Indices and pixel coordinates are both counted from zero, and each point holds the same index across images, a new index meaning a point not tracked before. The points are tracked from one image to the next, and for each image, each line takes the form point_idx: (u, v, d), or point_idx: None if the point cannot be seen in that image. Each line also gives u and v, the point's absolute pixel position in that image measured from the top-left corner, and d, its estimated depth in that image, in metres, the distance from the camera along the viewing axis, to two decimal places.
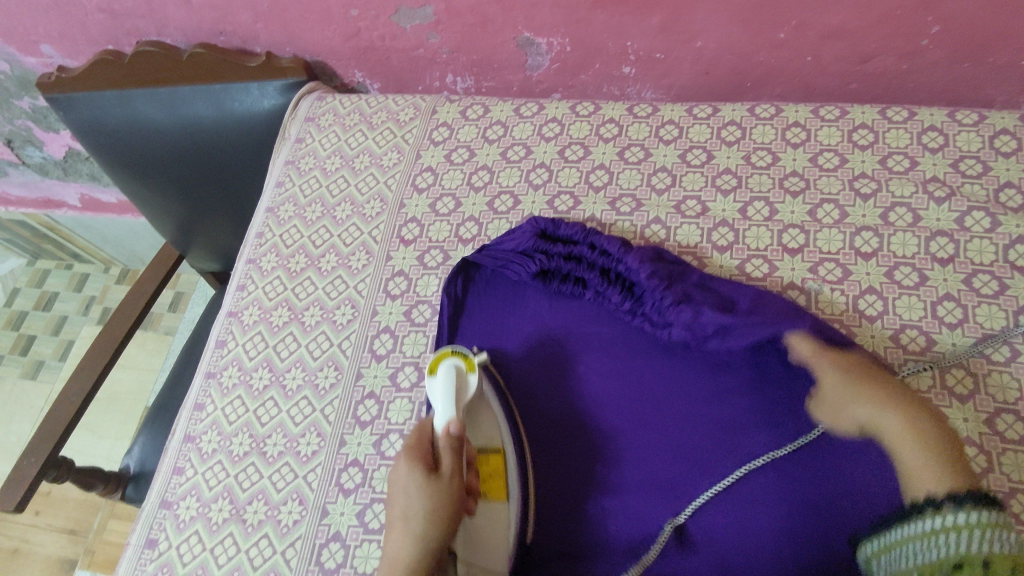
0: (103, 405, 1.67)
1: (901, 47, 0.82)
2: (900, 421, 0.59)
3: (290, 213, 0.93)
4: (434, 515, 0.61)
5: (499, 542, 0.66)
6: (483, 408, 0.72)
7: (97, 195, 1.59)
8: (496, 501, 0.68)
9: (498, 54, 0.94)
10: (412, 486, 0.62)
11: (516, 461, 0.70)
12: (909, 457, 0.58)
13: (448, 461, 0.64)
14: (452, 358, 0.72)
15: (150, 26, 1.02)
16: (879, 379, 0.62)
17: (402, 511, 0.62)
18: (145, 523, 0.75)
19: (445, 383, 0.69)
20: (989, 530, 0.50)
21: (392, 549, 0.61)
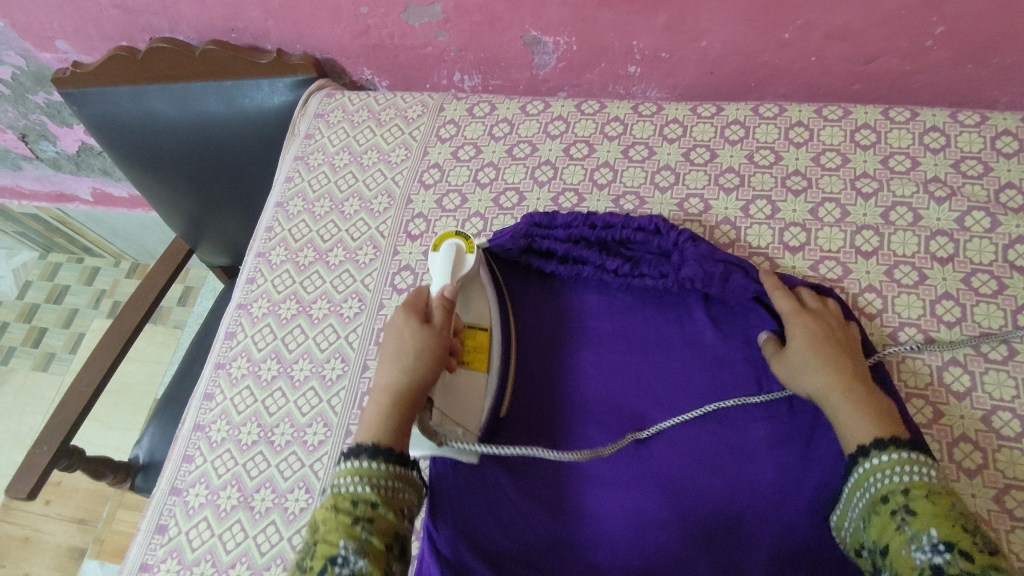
0: (113, 397, 1.69)
1: (904, 48, 0.82)
2: (843, 389, 0.62)
3: (299, 208, 0.94)
4: (422, 357, 0.63)
5: (475, 403, 0.68)
6: (474, 287, 0.75)
7: (108, 189, 1.61)
8: (479, 370, 0.70)
9: (505, 52, 0.96)
10: (406, 329, 0.65)
11: (501, 340, 0.72)
12: (848, 416, 0.60)
13: (441, 316, 0.66)
14: (453, 238, 0.74)
15: (164, 22, 1.04)
16: (833, 353, 0.65)
17: (395, 349, 0.64)
18: (156, 509, 0.77)
19: (444, 258, 0.73)
20: (904, 465, 0.55)
21: (379, 380, 0.62)
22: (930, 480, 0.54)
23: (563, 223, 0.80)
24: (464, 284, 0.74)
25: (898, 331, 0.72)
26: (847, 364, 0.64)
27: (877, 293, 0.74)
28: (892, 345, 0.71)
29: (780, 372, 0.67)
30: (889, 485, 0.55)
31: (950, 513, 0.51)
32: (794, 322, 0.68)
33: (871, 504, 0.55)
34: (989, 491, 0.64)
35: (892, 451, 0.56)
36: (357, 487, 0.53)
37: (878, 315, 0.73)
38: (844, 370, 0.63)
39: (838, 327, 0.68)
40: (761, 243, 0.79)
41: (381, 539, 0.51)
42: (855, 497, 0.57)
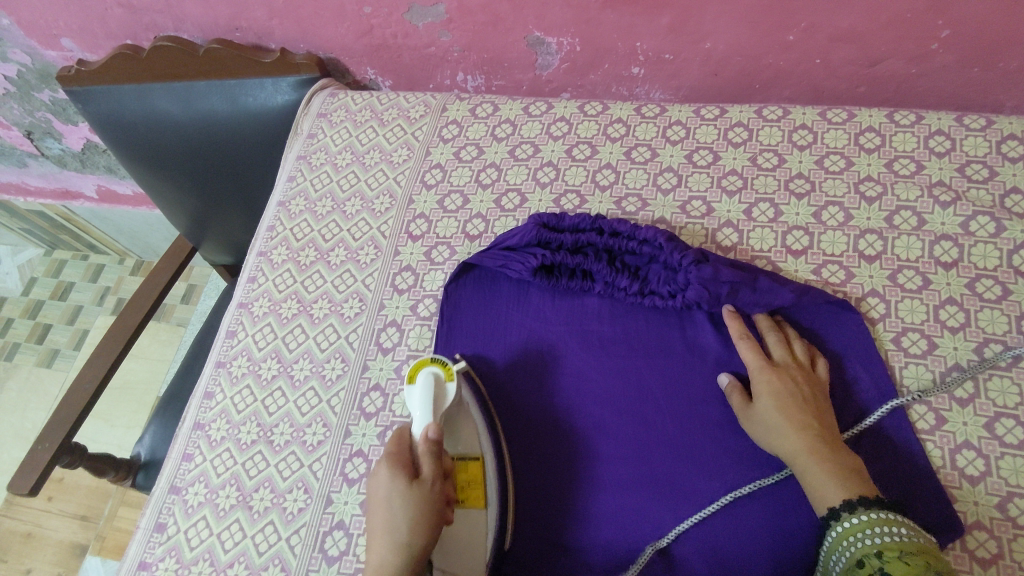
0: (115, 394, 1.69)
1: (910, 51, 0.82)
2: (811, 451, 0.62)
3: (301, 208, 0.94)
4: (413, 539, 0.60)
5: (476, 549, 0.66)
6: (461, 415, 0.72)
7: (113, 187, 1.61)
8: (475, 508, 0.68)
9: (509, 53, 0.95)
10: (395, 494, 0.62)
11: (495, 466, 0.69)
12: (817, 478, 0.61)
13: (427, 467, 0.64)
14: (432, 366, 0.72)
15: (168, 21, 1.04)
16: (799, 414, 0.65)
17: (384, 525, 0.61)
18: (155, 508, 0.77)
19: (423, 393, 0.70)
20: (879, 526, 0.56)
21: (373, 561, 0.60)
22: (901, 540, 0.55)
23: (571, 225, 0.80)
24: (449, 418, 0.71)
25: (901, 336, 0.71)
26: (813, 424, 0.64)
27: (880, 297, 0.73)
28: (894, 350, 0.71)
29: (749, 430, 0.67)
30: (863, 549, 0.56)
31: (922, 574, 0.52)
32: (759, 380, 0.68)
33: (848, 568, 0.57)
34: (992, 499, 0.63)
35: (861, 514, 0.58)
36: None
37: (881, 320, 0.72)
38: (811, 432, 0.63)
39: (801, 379, 0.68)
40: (764, 246, 0.79)
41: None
42: (835, 560, 0.59)
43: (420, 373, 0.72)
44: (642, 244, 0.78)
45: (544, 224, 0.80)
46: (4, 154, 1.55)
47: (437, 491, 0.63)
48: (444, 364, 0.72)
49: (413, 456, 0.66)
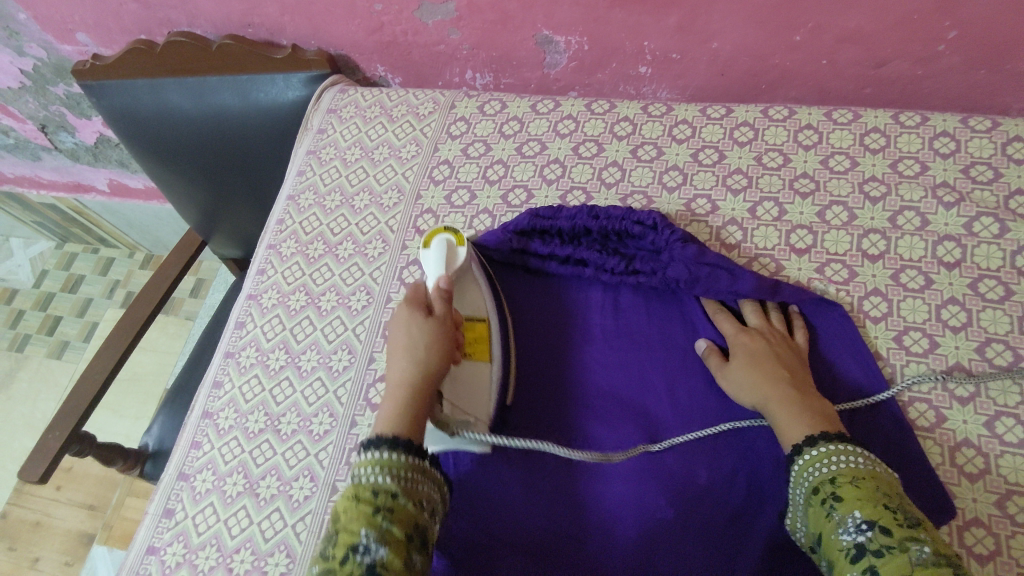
0: (124, 385, 1.71)
1: (916, 53, 0.82)
2: (782, 397, 0.64)
3: (309, 201, 0.95)
4: (431, 349, 0.64)
5: (482, 392, 0.69)
6: (468, 278, 0.75)
7: (125, 181, 1.63)
8: (481, 361, 0.70)
9: (518, 51, 0.96)
10: (411, 327, 0.65)
11: (498, 322, 0.73)
12: (788, 421, 0.62)
13: (441, 306, 0.68)
14: (444, 232, 0.74)
15: (182, 17, 1.06)
16: (773, 366, 0.66)
17: (401, 348, 0.64)
18: (164, 493, 0.78)
19: (437, 255, 0.73)
20: (835, 456, 0.56)
21: (393, 374, 0.63)
22: (857, 468, 0.55)
23: (569, 218, 0.81)
24: (460, 280, 0.74)
25: (903, 335, 0.72)
26: (785, 373, 0.66)
27: (883, 296, 0.74)
28: (896, 349, 0.71)
29: (725, 385, 0.69)
30: (820, 476, 0.56)
31: (872, 495, 0.53)
32: (738, 339, 0.70)
33: (808, 498, 0.57)
34: (990, 496, 0.64)
35: (820, 446, 0.58)
36: (379, 478, 0.54)
37: (883, 318, 0.73)
38: (784, 380, 0.65)
39: (780, 342, 0.70)
40: (768, 244, 0.79)
41: (401, 526, 0.52)
42: (797, 495, 0.58)
43: (433, 236, 0.75)
44: (637, 225, 0.80)
45: (538, 216, 0.81)
46: (18, 148, 1.58)
47: (450, 327, 0.67)
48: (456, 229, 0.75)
49: (428, 299, 0.69)
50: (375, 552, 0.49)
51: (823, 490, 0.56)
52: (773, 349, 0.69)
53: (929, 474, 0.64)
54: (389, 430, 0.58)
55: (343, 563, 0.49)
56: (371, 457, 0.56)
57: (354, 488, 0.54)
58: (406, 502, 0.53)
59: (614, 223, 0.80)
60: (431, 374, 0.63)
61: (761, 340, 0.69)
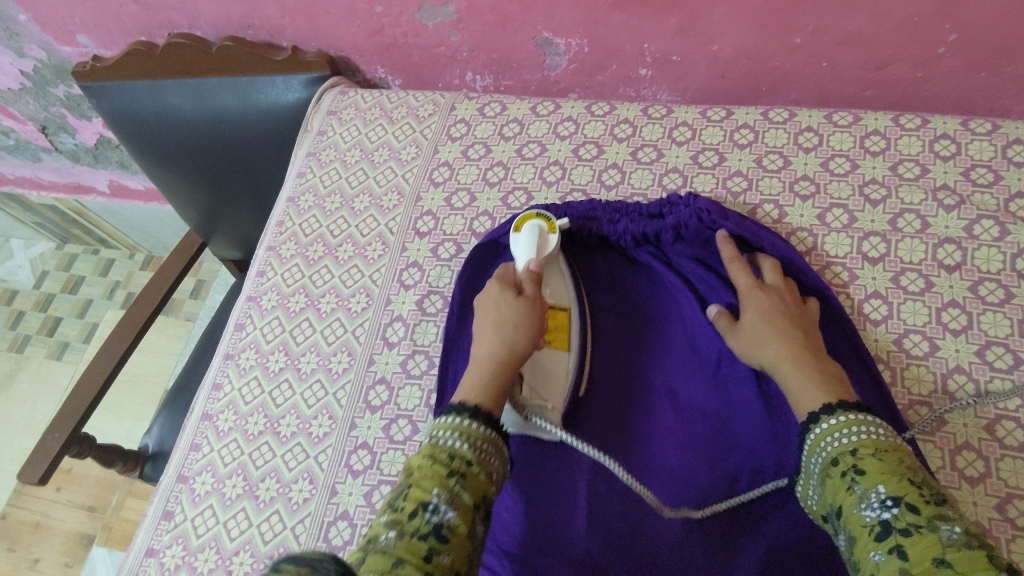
0: (124, 386, 1.71)
1: (917, 55, 0.82)
2: (793, 362, 0.64)
3: (310, 203, 0.95)
4: (518, 325, 0.68)
5: (559, 377, 0.72)
6: (554, 269, 0.77)
7: (125, 182, 1.63)
8: (558, 350, 0.73)
9: (518, 53, 0.96)
10: (502, 305, 0.69)
11: (579, 315, 0.75)
12: (799, 387, 0.62)
13: (531, 287, 0.71)
14: (536, 219, 0.77)
15: (182, 18, 1.06)
16: (785, 327, 0.66)
17: (490, 322, 0.69)
18: (163, 496, 0.78)
19: (528, 238, 0.75)
20: (856, 425, 0.56)
21: (479, 351, 0.68)
22: (878, 440, 0.55)
23: (580, 212, 0.81)
24: (547, 264, 0.77)
25: (903, 338, 0.72)
26: (796, 334, 0.66)
27: (883, 299, 0.74)
28: (896, 351, 0.71)
29: (738, 341, 0.69)
30: (839, 446, 0.56)
31: (896, 469, 0.52)
32: (750, 297, 0.70)
33: (825, 467, 0.56)
34: (991, 500, 0.63)
35: (839, 415, 0.58)
36: (457, 442, 0.58)
37: (883, 321, 0.73)
38: (797, 344, 0.65)
39: (793, 301, 0.69)
40: None
41: (471, 491, 0.55)
42: (812, 465, 0.58)
43: (528, 221, 0.78)
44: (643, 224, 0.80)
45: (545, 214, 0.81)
46: (18, 149, 1.58)
47: (538, 309, 0.70)
48: (549, 219, 0.78)
49: (517, 279, 0.72)
50: (443, 514, 0.52)
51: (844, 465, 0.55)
52: (787, 308, 0.68)
53: None
54: (471, 399, 0.63)
55: (411, 517, 0.52)
56: (453, 421, 0.60)
57: (433, 446, 0.58)
58: (478, 469, 0.57)
59: (621, 219, 0.80)
60: (512, 347, 0.67)
61: (776, 299, 0.69)
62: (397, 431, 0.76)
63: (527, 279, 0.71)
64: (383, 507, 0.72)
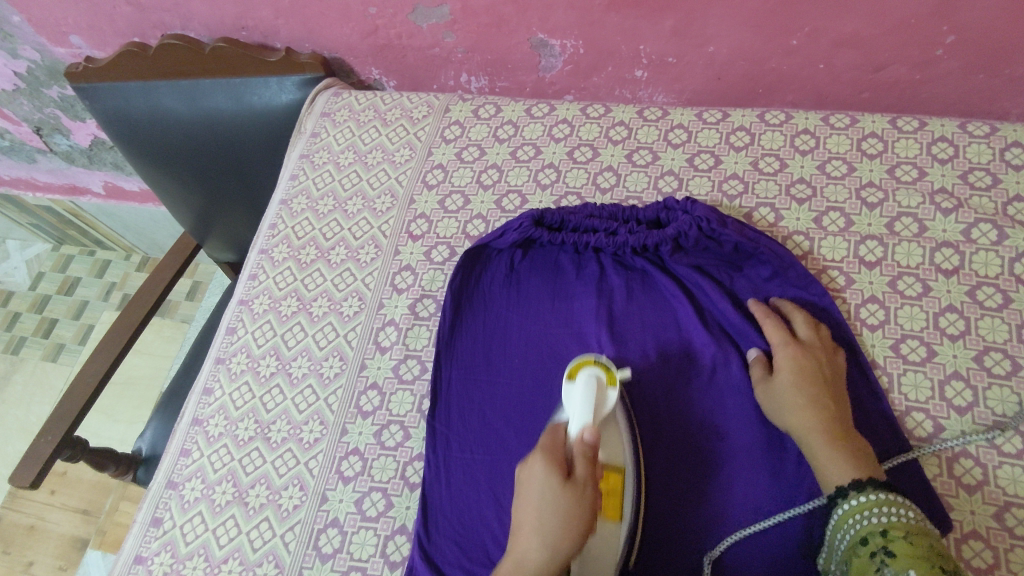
0: (119, 388, 1.70)
1: (915, 57, 0.81)
2: (821, 432, 0.62)
3: (302, 206, 0.94)
4: (565, 516, 0.56)
5: (608, 556, 0.61)
6: (610, 425, 0.66)
7: (120, 184, 1.62)
8: (610, 519, 0.62)
9: (513, 55, 0.96)
10: (547, 494, 0.57)
11: (633, 478, 0.63)
12: (824, 462, 0.61)
13: (582, 469, 0.58)
14: (593, 369, 0.66)
15: (176, 19, 1.05)
16: (819, 394, 0.64)
17: (532, 524, 0.57)
18: (152, 502, 0.77)
19: (584, 393, 0.63)
20: (885, 505, 0.56)
21: (518, 547, 0.57)
22: (908, 521, 0.54)
23: (574, 218, 0.81)
24: (603, 422, 0.65)
25: (900, 343, 0.71)
26: (829, 406, 0.64)
27: (880, 304, 0.73)
28: (893, 357, 0.70)
29: (769, 401, 0.67)
30: (868, 526, 0.55)
31: (926, 554, 0.51)
32: (785, 356, 0.67)
33: (851, 544, 0.56)
34: (989, 508, 0.63)
35: (869, 493, 0.57)
36: None
37: (880, 326, 0.72)
38: (830, 416, 0.63)
39: (827, 363, 0.67)
40: None
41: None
42: (838, 541, 0.58)
43: (585, 370, 0.66)
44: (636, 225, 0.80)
45: (537, 219, 0.81)
46: (13, 150, 1.57)
47: (591, 499, 0.57)
48: (606, 381, 0.66)
49: (569, 453, 0.60)
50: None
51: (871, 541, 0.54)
52: (820, 369, 0.66)
53: (927, 487, 0.63)
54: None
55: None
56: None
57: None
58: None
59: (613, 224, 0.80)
60: (558, 566, 0.55)
61: (810, 360, 0.67)
62: (388, 437, 0.75)
63: (583, 478, 0.58)
64: (373, 514, 0.71)
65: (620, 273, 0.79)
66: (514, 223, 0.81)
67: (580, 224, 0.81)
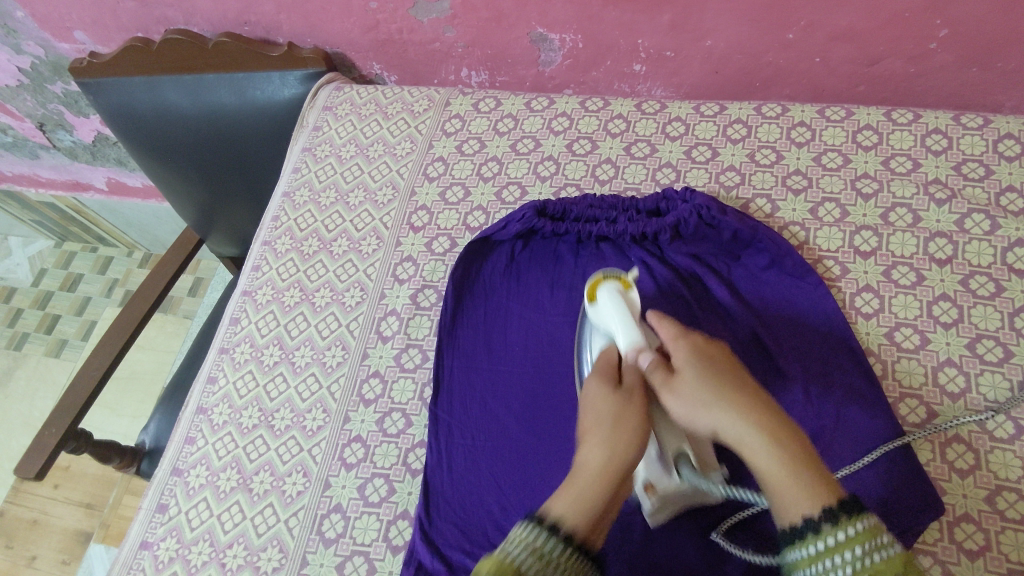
0: (122, 383, 1.72)
1: (909, 50, 0.83)
2: (764, 454, 0.52)
3: (304, 198, 0.95)
4: (632, 446, 0.55)
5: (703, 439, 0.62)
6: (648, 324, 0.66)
7: (123, 179, 1.63)
8: None
9: (513, 49, 0.97)
10: (600, 395, 0.59)
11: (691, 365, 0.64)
12: (783, 496, 0.50)
13: (634, 379, 0.60)
14: (616, 286, 0.67)
15: (179, 15, 1.06)
16: (741, 397, 0.54)
17: (591, 432, 0.56)
18: (157, 489, 0.78)
19: (607, 305, 0.66)
20: (869, 543, 0.46)
21: (580, 457, 0.55)
22: (892, 557, 0.45)
23: (575, 208, 0.82)
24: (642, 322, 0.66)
25: (894, 331, 0.72)
26: (736, 389, 0.55)
27: (874, 292, 0.74)
28: (887, 345, 0.71)
29: (676, 406, 0.57)
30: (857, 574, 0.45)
31: None
32: (692, 361, 0.58)
33: None
34: (981, 492, 0.64)
35: (847, 527, 0.46)
36: (527, 558, 0.47)
37: (875, 315, 0.73)
38: (743, 399, 0.54)
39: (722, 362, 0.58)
40: None
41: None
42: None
43: (609, 286, 0.67)
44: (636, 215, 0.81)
45: (539, 210, 0.83)
46: (17, 146, 1.58)
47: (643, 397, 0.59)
48: (626, 284, 0.68)
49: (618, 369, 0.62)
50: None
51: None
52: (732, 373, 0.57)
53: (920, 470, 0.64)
54: (555, 510, 0.51)
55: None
56: (530, 533, 0.49)
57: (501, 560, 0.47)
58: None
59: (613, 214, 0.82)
60: (625, 469, 0.55)
61: (717, 366, 0.57)
62: (390, 424, 0.76)
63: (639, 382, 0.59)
64: (376, 499, 0.72)
65: (621, 262, 0.80)
66: (517, 214, 0.83)
67: (582, 214, 0.82)
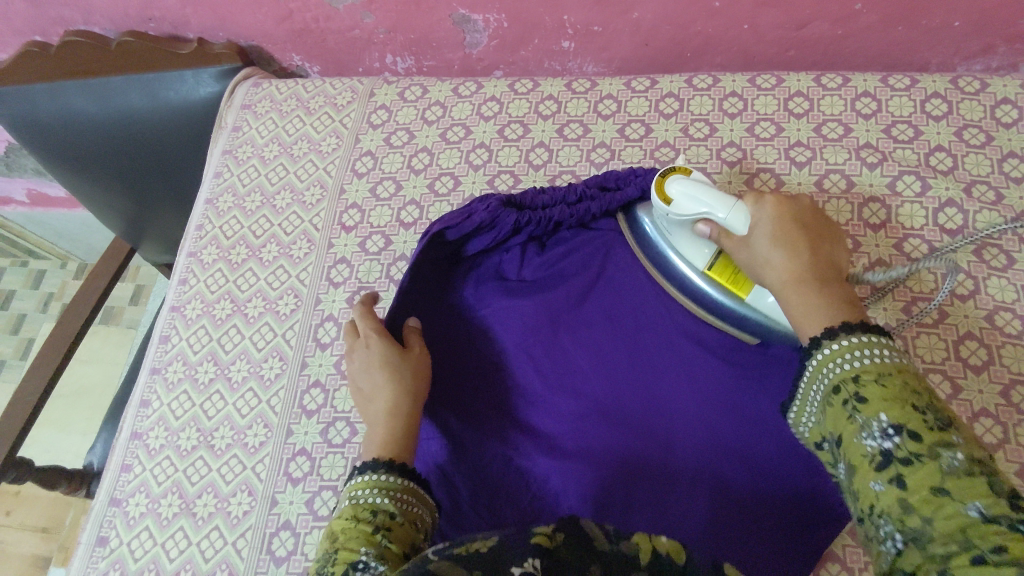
0: (69, 401, 1.65)
1: (835, 13, 0.82)
2: (802, 277, 0.53)
3: (229, 204, 0.91)
4: (395, 382, 0.64)
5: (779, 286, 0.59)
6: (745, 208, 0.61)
7: (43, 190, 1.55)
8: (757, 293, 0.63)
9: (436, 32, 0.93)
10: (381, 362, 0.65)
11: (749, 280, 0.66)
12: (802, 309, 0.52)
13: (413, 340, 0.67)
14: (680, 177, 0.65)
15: (77, 14, 0.99)
16: (802, 245, 0.55)
17: (367, 392, 0.65)
18: (95, 523, 0.74)
19: (683, 192, 0.63)
20: (861, 349, 0.45)
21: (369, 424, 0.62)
22: (882, 361, 0.44)
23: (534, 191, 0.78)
24: None
25: None
26: (802, 236, 0.55)
27: None
28: None
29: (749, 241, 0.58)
30: (842, 373, 0.46)
31: (901, 393, 0.42)
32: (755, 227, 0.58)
33: (825, 397, 0.47)
34: None
35: (842, 338, 0.47)
36: (376, 499, 0.53)
37: None
38: (802, 257, 0.54)
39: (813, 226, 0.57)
40: None
41: (399, 542, 0.49)
42: (812, 390, 0.49)
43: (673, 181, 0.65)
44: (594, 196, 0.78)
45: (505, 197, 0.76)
46: None
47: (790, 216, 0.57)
48: (686, 173, 0.65)
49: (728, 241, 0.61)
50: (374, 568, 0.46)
51: (558, 545, 0.39)
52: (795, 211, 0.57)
53: None
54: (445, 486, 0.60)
55: None
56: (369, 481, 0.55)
57: (354, 507, 0.53)
58: (404, 521, 0.52)
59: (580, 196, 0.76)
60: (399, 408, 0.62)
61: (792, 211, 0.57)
62: (335, 435, 0.73)
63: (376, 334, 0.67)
64: (325, 513, 0.70)
65: None
66: (472, 198, 0.77)
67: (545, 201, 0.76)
